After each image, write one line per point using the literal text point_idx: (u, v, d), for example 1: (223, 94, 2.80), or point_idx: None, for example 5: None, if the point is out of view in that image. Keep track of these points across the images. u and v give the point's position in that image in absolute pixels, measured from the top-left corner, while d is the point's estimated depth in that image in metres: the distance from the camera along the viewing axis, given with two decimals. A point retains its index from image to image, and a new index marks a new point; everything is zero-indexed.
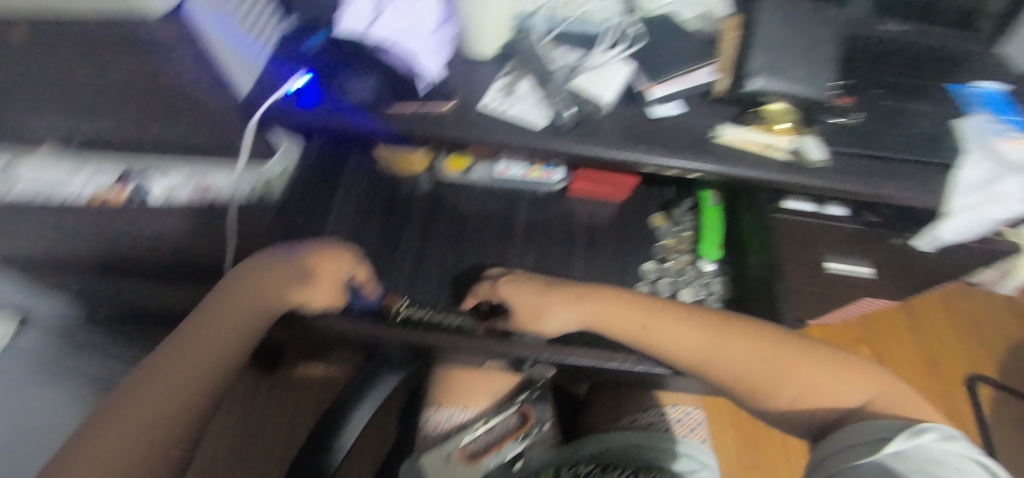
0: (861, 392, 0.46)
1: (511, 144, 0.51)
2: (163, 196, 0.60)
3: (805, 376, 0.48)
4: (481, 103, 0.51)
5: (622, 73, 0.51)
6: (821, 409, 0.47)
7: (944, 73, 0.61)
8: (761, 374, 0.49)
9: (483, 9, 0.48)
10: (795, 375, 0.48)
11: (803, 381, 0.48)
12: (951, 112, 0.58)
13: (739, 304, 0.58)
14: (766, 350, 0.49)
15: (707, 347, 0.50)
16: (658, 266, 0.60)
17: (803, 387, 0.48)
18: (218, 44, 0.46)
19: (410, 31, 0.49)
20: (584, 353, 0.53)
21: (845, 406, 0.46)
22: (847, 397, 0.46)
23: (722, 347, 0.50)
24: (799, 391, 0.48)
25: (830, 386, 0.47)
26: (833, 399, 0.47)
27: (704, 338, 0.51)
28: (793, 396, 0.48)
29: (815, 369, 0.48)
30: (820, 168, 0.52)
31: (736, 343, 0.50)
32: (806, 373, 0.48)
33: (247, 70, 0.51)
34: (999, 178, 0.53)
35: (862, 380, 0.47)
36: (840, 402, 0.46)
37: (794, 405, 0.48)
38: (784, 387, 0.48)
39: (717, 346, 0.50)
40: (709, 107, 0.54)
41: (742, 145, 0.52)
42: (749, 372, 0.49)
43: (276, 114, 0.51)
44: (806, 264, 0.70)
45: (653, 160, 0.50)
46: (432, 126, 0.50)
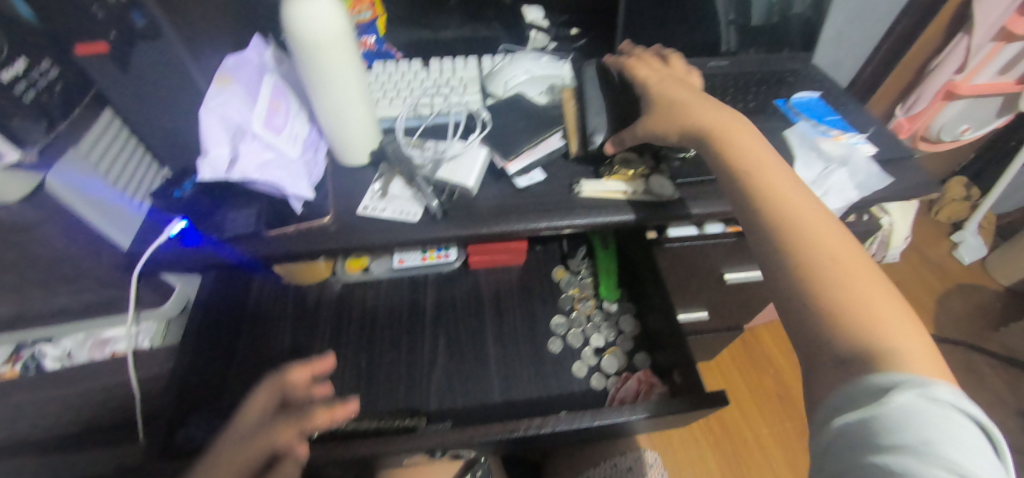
0: (919, 350, 0.35)
1: (391, 242, 0.53)
2: (59, 363, 0.61)
3: (853, 289, 0.39)
4: (358, 209, 0.55)
5: (480, 156, 0.56)
6: (866, 350, 0.36)
7: (763, 96, 0.71)
8: (813, 222, 0.43)
9: (347, 125, 0.55)
10: (846, 270, 0.40)
11: (857, 292, 0.38)
12: (779, 126, 0.67)
13: (647, 336, 0.62)
14: (853, 243, 0.41)
15: (764, 164, 0.47)
16: (566, 319, 0.63)
17: (848, 303, 0.38)
18: (87, 213, 0.48)
19: (273, 163, 0.51)
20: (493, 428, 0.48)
21: (900, 365, 0.35)
22: (904, 356, 0.35)
23: (773, 169, 0.47)
24: (853, 315, 0.38)
25: (874, 306, 0.38)
26: (891, 355, 0.35)
27: (761, 149, 0.48)
28: (822, 280, 0.39)
29: (887, 302, 0.38)
30: (675, 200, 0.56)
31: (783, 177, 0.46)
32: (856, 277, 0.39)
33: (126, 225, 0.52)
34: (829, 172, 0.60)
35: (922, 353, 0.35)
36: (889, 348, 0.36)
37: (836, 323, 0.38)
38: (838, 277, 0.39)
39: (770, 166, 0.47)
40: (569, 168, 0.60)
41: (601, 195, 0.57)
42: (800, 208, 0.44)
43: (158, 262, 0.52)
44: (710, 280, 0.74)
45: (525, 228, 0.54)
46: (313, 242, 0.53)
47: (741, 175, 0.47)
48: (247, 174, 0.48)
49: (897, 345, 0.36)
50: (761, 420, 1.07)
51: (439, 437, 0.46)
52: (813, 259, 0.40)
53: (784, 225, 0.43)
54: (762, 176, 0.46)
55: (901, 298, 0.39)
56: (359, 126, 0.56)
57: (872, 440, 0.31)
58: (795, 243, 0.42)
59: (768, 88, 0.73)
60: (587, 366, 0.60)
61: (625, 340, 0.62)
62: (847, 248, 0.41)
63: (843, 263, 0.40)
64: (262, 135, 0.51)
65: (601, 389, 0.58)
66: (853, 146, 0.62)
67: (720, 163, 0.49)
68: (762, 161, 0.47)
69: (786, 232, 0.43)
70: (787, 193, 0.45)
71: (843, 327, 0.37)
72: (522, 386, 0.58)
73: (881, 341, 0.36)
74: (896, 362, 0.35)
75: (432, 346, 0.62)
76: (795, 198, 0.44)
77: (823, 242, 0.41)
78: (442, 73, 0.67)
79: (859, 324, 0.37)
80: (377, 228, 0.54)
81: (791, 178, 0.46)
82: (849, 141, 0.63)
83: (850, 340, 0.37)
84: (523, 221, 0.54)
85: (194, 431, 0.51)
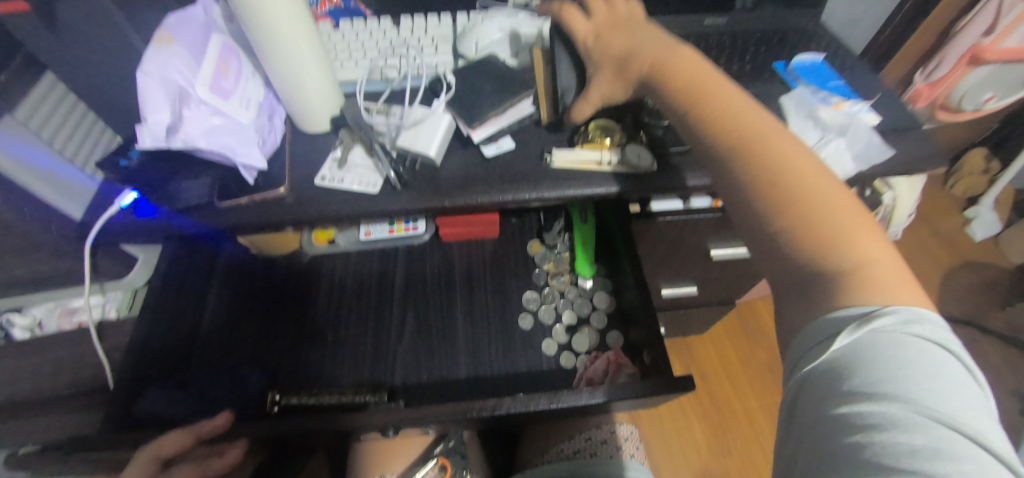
0: (884, 259, 0.34)
1: (349, 213, 0.51)
2: (29, 331, 0.62)
3: (824, 202, 0.36)
4: (316, 179, 0.53)
5: (443, 123, 0.53)
6: (835, 269, 0.34)
7: (761, 58, 0.65)
8: (766, 132, 0.39)
9: (302, 90, 0.51)
10: (811, 186, 0.36)
11: (823, 204, 0.36)
12: (776, 92, 0.62)
13: (621, 314, 0.60)
14: (809, 156, 0.39)
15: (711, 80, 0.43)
16: (538, 294, 0.61)
17: (811, 223, 0.35)
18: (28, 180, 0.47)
19: (222, 129, 0.49)
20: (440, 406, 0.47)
21: (874, 284, 0.33)
22: (877, 269, 0.33)
23: (721, 88, 0.42)
24: (823, 234, 0.35)
25: (844, 220, 0.35)
26: (859, 271, 0.33)
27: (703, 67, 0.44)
28: (800, 200, 0.36)
29: (851, 213, 0.36)
30: (652, 172, 0.53)
31: (727, 93, 0.42)
32: (830, 194, 0.36)
33: (75, 193, 0.50)
34: (825, 142, 0.55)
35: (891, 262, 0.34)
36: (857, 262, 0.34)
37: (807, 238, 0.35)
38: (816, 195, 0.36)
39: (720, 85, 0.43)
40: (543, 136, 0.56)
41: (572, 166, 0.53)
42: (751, 124, 0.40)
43: (110, 232, 0.50)
44: (697, 256, 0.71)
45: (491, 201, 0.51)
46: (268, 214, 0.51)
47: (697, 89, 0.43)
48: (191, 141, 0.46)
49: (873, 259, 0.34)
50: (750, 394, 1.06)
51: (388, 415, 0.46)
52: (779, 182, 0.37)
53: (755, 148, 0.39)
54: (712, 90, 0.43)
55: (860, 202, 0.37)
56: (318, 89, 0.52)
57: (839, 386, 0.30)
58: (767, 169, 0.38)
59: (768, 49, 0.67)
60: (557, 343, 0.58)
61: (598, 317, 0.60)
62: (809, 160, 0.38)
63: (806, 176, 0.37)
64: (209, 99, 0.48)
65: (570, 367, 0.57)
66: (855, 114, 0.57)
67: (673, 84, 0.44)
68: (712, 74, 0.44)
69: (759, 154, 0.38)
70: (738, 103, 0.42)
71: (822, 244, 0.35)
72: (489, 362, 0.57)
73: (853, 256, 0.34)
74: (866, 275, 0.33)
75: (400, 321, 0.60)
76: (755, 112, 0.41)
77: (782, 155, 0.38)
78: (412, 32, 0.63)
79: (831, 239, 0.34)
80: (334, 200, 0.52)
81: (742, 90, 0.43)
82: (851, 108, 0.58)
83: (830, 263, 0.34)
84: (489, 193, 0.51)
85: (151, 403, 0.50)
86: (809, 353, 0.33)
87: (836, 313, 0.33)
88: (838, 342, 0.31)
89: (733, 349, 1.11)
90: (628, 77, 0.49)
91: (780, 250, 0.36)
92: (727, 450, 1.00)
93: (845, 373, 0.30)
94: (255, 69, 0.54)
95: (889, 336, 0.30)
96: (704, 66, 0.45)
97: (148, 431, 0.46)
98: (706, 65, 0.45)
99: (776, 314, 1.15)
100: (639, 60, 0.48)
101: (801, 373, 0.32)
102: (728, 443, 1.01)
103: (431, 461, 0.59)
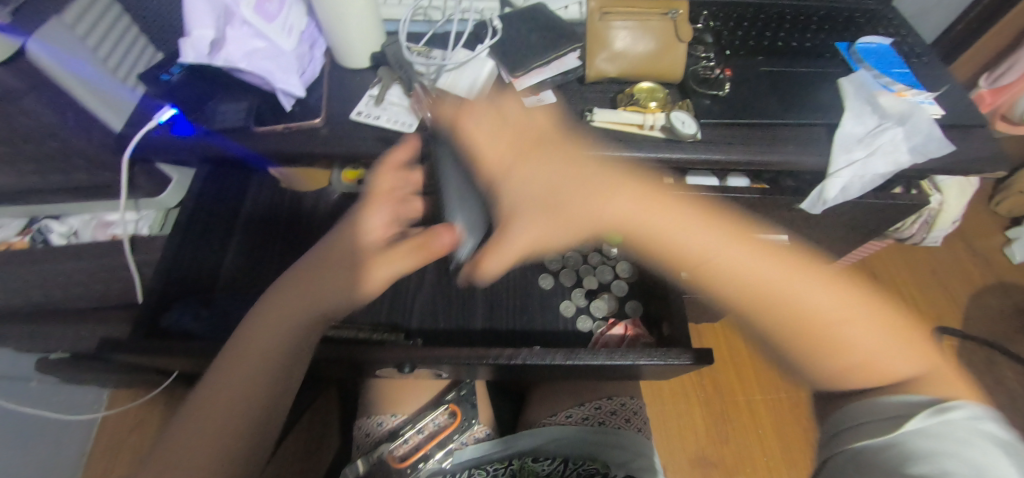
0: (910, 365, 0.38)
1: (384, 152, 0.51)
2: (65, 239, 0.64)
3: (839, 328, 0.40)
4: (351, 113, 0.52)
5: (486, 67, 0.53)
6: (851, 367, 0.39)
7: (823, 36, 0.62)
8: (764, 279, 0.42)
9: (345, 23, 0.51)
10: (810, 312, 0.40)
11: (844, 333, 0.39)
12: (835, 73, 0.59)
13: (643, 284, 0.59)
14: (818, 287, 0.41)
15: (706, 245, 0.45)
16: (562, 257, 0.61)
17: (829, 341, 0.40)
18: (77, 91, 0.47)
19: (262, 53, 0.48)
20: (455, 350, 0.48)
21: (887, 380, 0.38)
22: (909, 377, 0.37)
23: (726, 249, 0.44)
24: (835, 368, 0.40)
25: (862, 343, 0.39)
26: (874, 359, 0.39)
27: (712, 234, 0.46)
28: (811, 335, 0.40)
29: (874, 333, 0.39)
30: (693, 141, 0.52)
31: (667, 213, 0.47)
32: (845, 323, 0.40)
33: (118, 109, 0.51)
34: (882, 130, 0.52)
35: (900, 341, 0.39)
36: (867, 362, 0.39)
37: (805, 338, 0.40)
38: (837, 331, 0.40)
39: (714, 247, 0.44)
40: (585, 94, 0.54)
41: (614, 127, 0.52)
42: (751, 274, 0.43)
43: (147, 147, 0.50)
44: None
45: (525, 153, 0.50)
46: (305, 143, 0.51)
47: (732, 288, 0.43)
48: (232, 61, 0.46)
49: (915, 371, 0.38)
50: (757, 387, 1.05)
51: (405, 352, 0.47)
52: (805, 351, 0.40)
53: (761, 302, 0.42)
54: (670, 237, 0.46)
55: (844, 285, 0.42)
56: (361, 22, 0.51)
57: (896, 465, 0.32)
58: (789, 314, 0.41)
59: (830, 28, 0.63)
60: (575, 306, 0.58)
61: (621, 286, 0.59)
62: (827, 293, 0.41)
63: (824, 314, 0.40)
64: (252, 20, 0.47)
65: (586, 331, 0.56)
66: (919, 104, 0.54)
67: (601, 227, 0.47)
68: (727, 252, 0.44)
69: (783, 314, 0.41)
70: (734, 250, 0.44)
71: (851, 369, 0.39)
72: (506, 318, 0.57)
73: (891, 374, 0.38)
74: (884, 381, 0.38)
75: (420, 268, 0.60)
76: (762, 270, 0.43)
77: (758, 282, 0.42)
78: None
79: (849, 354, 0.39)
80: (369, 137, 0.51)
81: (754, 254, 0.44)
82: (914, 98, 0.55)
83: (844, 381, 0.39)
84: None
85: (181, 318, 0.51)
86: (858, 426, 0.36)
87: (891, 400, 0.36)
88: (904, 426, 0.33)
89: (745, 341, 1.09)
90: (562, 223, 0.46)
91: (798, 366, 0.41)
92: (727, 439, 1.00)
93: (915, 458, 0.31)
94: None
95: (961, 433, 0.31)
96: (727, 246, 0.44)
97: (172, 343, 0.47)
98: (737, 253, 0.44)
99: None
100: (546, 192, 0.46)
101: (857, 447, 0.35)
102: (729, 432, 1.01)
103: (442, 405, 0.61)
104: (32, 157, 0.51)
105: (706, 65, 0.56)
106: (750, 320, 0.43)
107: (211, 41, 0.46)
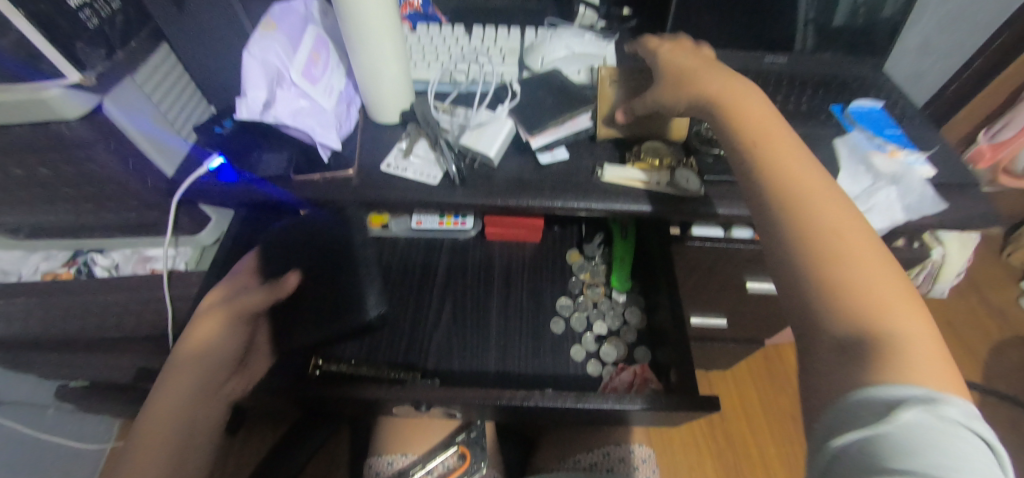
0: (924, 349, 0.31)
1: (409, 201, 0.55)
2: (106, 271, 0.68)
3: (860, 280, 0.34)
4: (381, 165, 0.57)
5: (506, 126, 0.57)
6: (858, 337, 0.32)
7: (819, 100, 0.66)
8: (776, 136, 0.42)
9: (379, 86, 0.56)
10: (794, 182, 0.39)
11: (824, 216, 0.37)
12: (830, 134, 0.62)
13: (651, 331, 0.61)
14: (821, 193, 0.38)
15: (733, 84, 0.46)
16: (572, 302, 0.63)
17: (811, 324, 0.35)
18: (138, 141, 0.51)
19: (307, 111, 0.53)
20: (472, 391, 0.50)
21: (900, 361, 0.30)
22: (921, 365, 0.30)
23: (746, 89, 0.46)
24: (867, 307, 0.33)
25: (913, 336, 0.31)
26: (905, 351, 0.31)
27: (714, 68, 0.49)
28: (811, 238, 0.36)
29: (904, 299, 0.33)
30: (698, 197, 0.55)
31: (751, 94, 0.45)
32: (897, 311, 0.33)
33: (172, 158, 0.56)
34: (877, 189, 0.55)
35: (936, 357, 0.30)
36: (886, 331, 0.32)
37: (805, 232, 0.37)
38: (885, 310, 0.32)
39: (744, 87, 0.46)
40: (595, 150, 0.59)
41: (623, 182, 0.56)
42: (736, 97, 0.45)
43: (196, 192, 0.55)
44: (731, 287, 0.71)
45: (539, 205, 0.54)
46: (338, 192, 0.55)
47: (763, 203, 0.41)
48: (280, 118, 0.51)
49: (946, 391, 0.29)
50: (767, 438, 1.03)
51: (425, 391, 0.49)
52: (798, 213, 0.38)
53: (815, 238, 0.36)
54: (756, 127, 0.43)
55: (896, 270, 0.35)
56: (393, 82, 0.56)
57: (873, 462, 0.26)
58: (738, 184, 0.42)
59: (826, 92, 0.68)
60: (585, 351, 0.60)
61: (628, 332, 0.62)
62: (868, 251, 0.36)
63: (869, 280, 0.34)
64: (299, 82, 0.53)
65: (596, 375, 0.58)
66: (910, 165, 0.57)
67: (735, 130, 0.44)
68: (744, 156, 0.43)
69: (819, 251, 0.36)
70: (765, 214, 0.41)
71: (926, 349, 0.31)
72: (517, 359, 0.59)
73: (915, 379, 0.29)
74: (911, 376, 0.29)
75: (436, 309, 0.63)
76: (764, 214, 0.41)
77: (829, 229, 0.36)
78: (482, 42, 0.67)
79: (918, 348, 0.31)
80: (396, 187, 0.55)
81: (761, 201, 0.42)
82: (906, 159, 0.58)
83: (838, 323, 0.33)
84: (539, 198, 0.54)
85: None
86: (850, 422, 0.29)
87: (881, 391, 0.29)
88: (895, 416, 0.27)
89: (754, 390, 1.08)
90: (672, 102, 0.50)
91: (819, 324, 0.34)
92: None
93: (896, 452, 0.26)
94: (341, 61, 0.59)
95: (950, 428, 0.27)
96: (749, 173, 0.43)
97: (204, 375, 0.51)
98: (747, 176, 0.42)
99: None
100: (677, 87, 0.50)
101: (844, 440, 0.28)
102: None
103: (450, 447, 0.62)
104: (90, 198, 0.56)
105: None
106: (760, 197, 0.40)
107: (263, 101, 0.51)
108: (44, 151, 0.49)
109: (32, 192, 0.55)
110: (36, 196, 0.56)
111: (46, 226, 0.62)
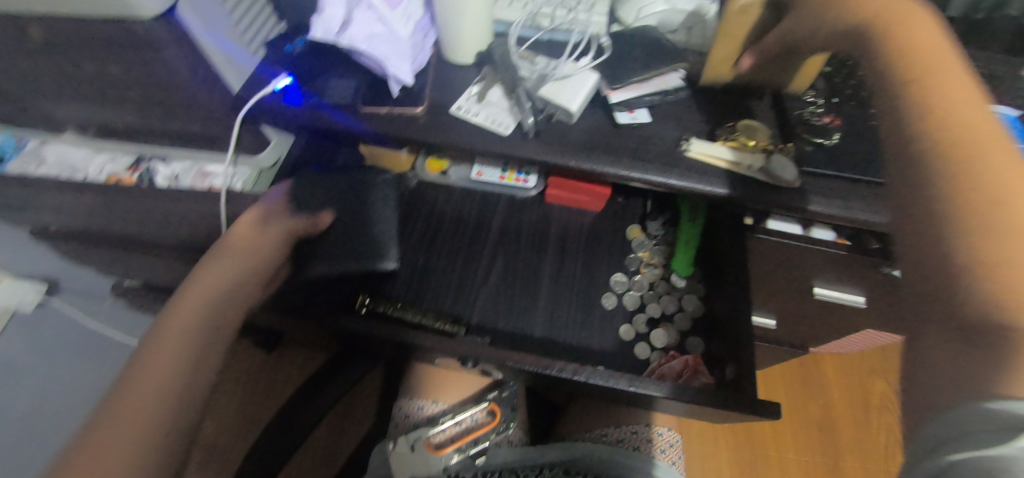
0: None
1: (477, 149, 0.52)
2: (167, 182, 0.67)
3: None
4: (452, 107, 0.53)
5: (588, 83, 0.51)
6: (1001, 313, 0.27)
7: None
8: (957, 80, 0.34)
9: (459, 22, 0.52)
10: (977, 133, 0.32)
11: (989, 164, 0.30)
12: None
13: (708, 323, 0.58)
14: (1004, 138, 0.31)
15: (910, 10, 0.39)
16: (627, 279, 0.60)
17: (939, 311, 0.30)
18: (207, 51, 0.50)
19: (382, 37, 0.50)
20: (523, 357, 0.49)
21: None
22: None
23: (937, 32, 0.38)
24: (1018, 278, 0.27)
25: None
26: None
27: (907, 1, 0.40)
28: (972, 175, 0.30)
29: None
30: (791, 187, 0.50)
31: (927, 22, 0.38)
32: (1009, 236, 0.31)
33: (239, 73, 0.55)
34: None
35: None
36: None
37: (956, 157, 0.31)
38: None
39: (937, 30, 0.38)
40: (682, 121, 0.54)
41: (707, 158, 0.51)
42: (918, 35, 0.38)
43: (262, 110, 0.54)
44: (795, 288, 0.67)
45: (616, 171, 0.50)
46: (405, 130, 0.52)
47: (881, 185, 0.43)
48: (354, 42, 0.48)
49: None
50: (791, 444, 1.01)
51: (473, 347, 0.49)
52: (952, 172, 0.31)
53: (981, 192, 0.30)
54: (933, 56, 0.36)
55: None
56: (476, 18, 0.52)
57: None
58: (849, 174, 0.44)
59: None
60: (636, 331, 0.57)
61: (682, 319, 0.59)
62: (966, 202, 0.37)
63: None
64: (377, 5, 0.49)
65: (643, 359, 0.56)
66: None
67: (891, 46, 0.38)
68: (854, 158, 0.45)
69: (980, 204, 0.29)
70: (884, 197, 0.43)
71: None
72: (564, 328, 0.57)
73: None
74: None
75: (485, 265, 0.62)
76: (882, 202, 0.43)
77: (1006, 180, 0.29)
78: None
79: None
80: (466, 132, 0.52)
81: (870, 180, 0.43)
82: None
83: (992, 286, 0.27)
84: (616, 164, 0.50)
85: None
86: (971, 435, 0.25)
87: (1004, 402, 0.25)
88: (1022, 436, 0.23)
89: (788, 394, 1.05)
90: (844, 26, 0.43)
91: (954, 282, 0.29)
92: None
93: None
94: None
95: None
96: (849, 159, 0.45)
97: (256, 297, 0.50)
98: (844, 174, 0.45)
99: (843, 373, 1.08)
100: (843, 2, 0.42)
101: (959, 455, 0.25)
102: None
103: (481, 403, 0.61)
104: (158, 103, 0.56)
105: (813, 111, 0.55)
106: (908, 148, 0.34)
107: (340, 22, 0.48)
108: (118, 49, 0.48)
109: (103, 90, 0.54)
110: (107, 96, 0.55)
111: (113, 126, 0.62)
